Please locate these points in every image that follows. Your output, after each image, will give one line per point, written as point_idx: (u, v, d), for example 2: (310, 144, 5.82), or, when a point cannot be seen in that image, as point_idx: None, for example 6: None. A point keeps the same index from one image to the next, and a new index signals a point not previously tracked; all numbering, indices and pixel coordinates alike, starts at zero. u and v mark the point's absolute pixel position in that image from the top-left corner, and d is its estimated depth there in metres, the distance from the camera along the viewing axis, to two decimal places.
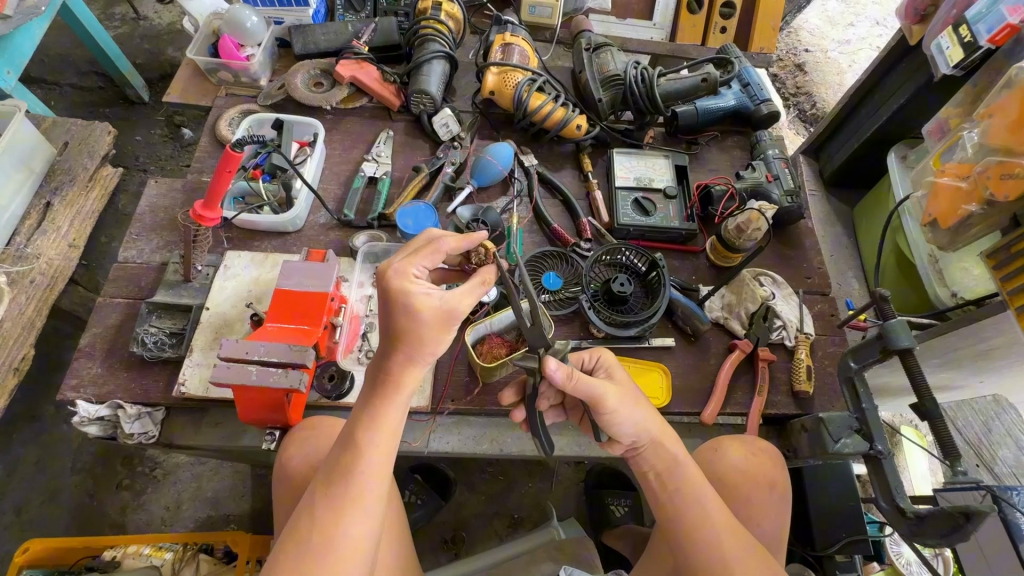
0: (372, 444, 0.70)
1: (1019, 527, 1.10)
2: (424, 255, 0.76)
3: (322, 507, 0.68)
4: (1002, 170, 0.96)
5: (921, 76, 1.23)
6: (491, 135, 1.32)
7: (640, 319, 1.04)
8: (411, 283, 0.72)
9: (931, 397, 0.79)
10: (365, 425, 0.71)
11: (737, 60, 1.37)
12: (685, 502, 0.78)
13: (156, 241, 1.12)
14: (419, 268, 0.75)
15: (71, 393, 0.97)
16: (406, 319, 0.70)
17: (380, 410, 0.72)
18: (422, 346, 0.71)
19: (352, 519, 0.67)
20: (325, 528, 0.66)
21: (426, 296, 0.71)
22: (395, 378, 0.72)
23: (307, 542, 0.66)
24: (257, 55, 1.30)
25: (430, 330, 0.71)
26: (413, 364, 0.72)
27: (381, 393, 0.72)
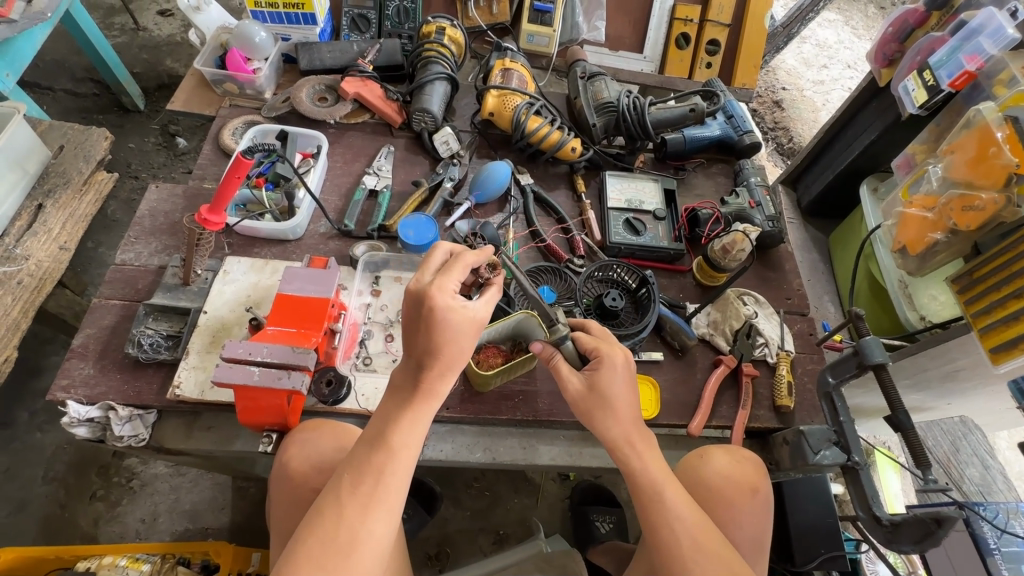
0: (400, 444, 0.73)
1: (986, 539, 1.16)
2: (462, 271, 0.79)
3: (348, 505, 0.68)
4: (963, 204, 1.05)
5: (890, 115, 1.33)
6: (489, 154, 1.37)
7: (631, 333, 1.07)
8: (451, 301, 0.75)
9: (903, 409, 0.85)
10: (398, 427, 0.74)
11: (722, 93, 1.45)
12: (659, 499, 0.82)
13: (155, 245, 1.13)
14: (453, 282, 0.77)
15: (61, 393, 0.96)
16: (450, 334, 0.75)
17: (415, 414, 0.75)
18: (459, 355, 0.77)
19: (379, 519, 0.69)
20: (352, 527, 0.67)
21: (466, 309, 0.76)
22: (430, 384, 0.76)
23: (333, 541, 0.66)
24: (263, 68, 1.34)
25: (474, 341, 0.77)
26: (449, 373, 0.77)
27: (409, 398, 0.75)
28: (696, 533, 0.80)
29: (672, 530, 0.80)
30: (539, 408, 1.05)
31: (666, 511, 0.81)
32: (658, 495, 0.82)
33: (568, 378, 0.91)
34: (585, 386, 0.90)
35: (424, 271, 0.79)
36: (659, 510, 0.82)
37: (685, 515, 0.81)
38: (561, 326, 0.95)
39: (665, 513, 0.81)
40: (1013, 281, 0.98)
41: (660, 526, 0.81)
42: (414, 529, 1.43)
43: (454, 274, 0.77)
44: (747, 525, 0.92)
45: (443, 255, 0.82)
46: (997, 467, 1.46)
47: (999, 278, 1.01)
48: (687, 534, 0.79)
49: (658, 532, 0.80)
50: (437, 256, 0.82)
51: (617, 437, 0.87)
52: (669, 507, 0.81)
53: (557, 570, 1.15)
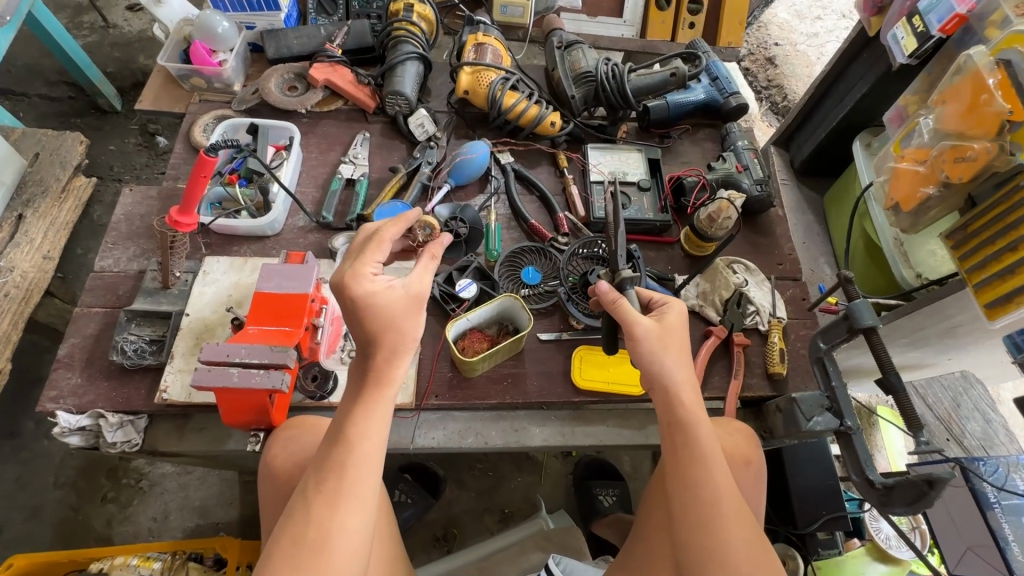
0: (364, 435, 0.72)
1: (986, 495, 1.13)
2: (380, 249, 0.81)
3: (316, 505, 0.68)
4: (956, 154, 1.00)
5: (881, 66, 1.27)
6: (467, 134, 1.34)
7: None
8: (377, 283, 0.78)
9: (895, 372, 0.84)
10: (354, 418, 0.73)
11: (704, 55, 1.40)
12: (697, 456, 0.77)
13: (133, 249, 1.12)
14: (372, 265, 0.80)
15: (50, 404, 0.96)
16: (385, 312, 0.77)
17: (368, 404, 0.74)
18: (401, 336, 0.77)
19: (349, 514, 0.68)
20: (321, 523, 0.67)
21: (389, 288, 0.78)
22: (381, 371, 0.76)
23: (303, 540, 0.66)
24: (229, 60, 1.30)
25: (408, 317, 0.77)
26: (398, 357, 0.77)
27: (365, 388, 0.75)
28: (724, 494, 0.75)
29: (714, 493, 0.75)
30: (529, 392, 1.04)
31: (703, 472, 0.76)
32: (699, 450, 0.77)
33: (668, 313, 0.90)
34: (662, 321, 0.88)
35: (346, 259, 0.82)
36: (705, 470, 0.76)
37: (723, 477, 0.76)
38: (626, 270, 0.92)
39: (703, 472, 0.76)
40: (1008, 233, 0.95)
41: (693, 482, 0.76)
42: (419, 513, 1.44)
43: (370, 257, 0.80)
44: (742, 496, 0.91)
45: (363, 236, 0.85)
46: (999, 420, 1.43)
47: (995, 230, 0.98)
48: (726, 498, 0.74)
49: (688, 489, 0.75)
50: (357, 240, 0.84)
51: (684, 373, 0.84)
52: (710, 466, 0.76)
53: (557, 547, 1.19)
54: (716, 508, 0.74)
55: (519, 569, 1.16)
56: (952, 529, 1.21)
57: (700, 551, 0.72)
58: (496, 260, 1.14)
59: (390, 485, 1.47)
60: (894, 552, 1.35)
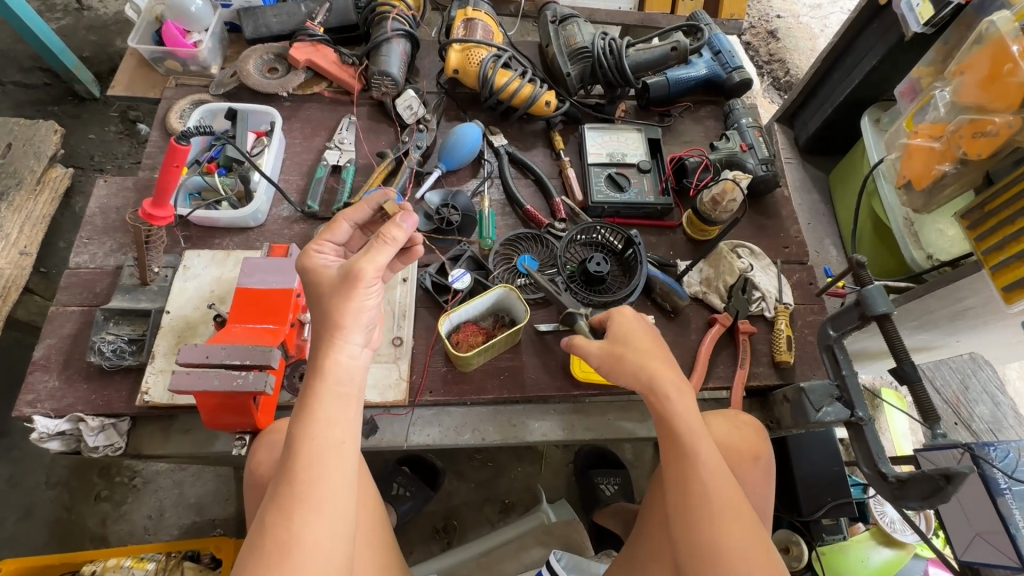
0: (312, 435, 0.66)
1: (996, 479, 1.08)
2: (333, 231, 0.80)
3: (270, 516, 0.63)
4: (974, 129, 0.96)
5: (892, 37, 1.20)
6: (458, 116, 1.27)
7: (618, 298, 1.02)
8: (317, 262, 0.76)
9: (910, 361, 0.80)
10: (300, 417, 0.67)
11: (706, 27, 1.33)
12: (690, 450, 0.72)
13: (110, 244, 1.07)
14: (321, 244, 0.79)
15: (27, 408, 0.92)
16: (319, 291, 0.73)
17: (312, 400, 0.68)
18: (336, 321, 0.70)
19: (307, 521, 0.63)
20: (279, 533, 0.62)
21: (323, 268, 0.75)
22: (320, 363, 0.70)
23: (262, 552, 0.61)
24: (205, 40, 1.23)
25: (338, 299, 0.71)
26: (333, 345, 0.70)
27: (309, 384, 0.69)
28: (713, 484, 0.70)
29: (704, 497, 0.70)
30: (527, 385, 1.01)
31: (696, 464, 0.72)
32: (691, 444, 0.73)
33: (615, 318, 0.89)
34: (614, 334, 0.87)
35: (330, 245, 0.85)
36: (693, 473, 0.71)
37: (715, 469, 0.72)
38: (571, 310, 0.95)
39: (693, 464, 0.72)
40: None
41: (685, 476, 0.72)
42: (418, 506, 1.42)
43: (318, 237, 0.79)
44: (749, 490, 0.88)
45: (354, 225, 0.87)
46: (1008, 403, 1.39)
47: (1014, 210, 0.93)
48: (717, 495, 0.70)
49: (679, 485, 0.71)
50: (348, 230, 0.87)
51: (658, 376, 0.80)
52: (700, 460, 0.72)
53: (559, 541, 1.16)
54: (708, 513, 0.69)
55: (520, 565, 1.13)
56: (959, 517, 1.17)
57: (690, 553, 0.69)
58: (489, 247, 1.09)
59: (388, 479, 1.44)
60: (898, 535, 1.33)
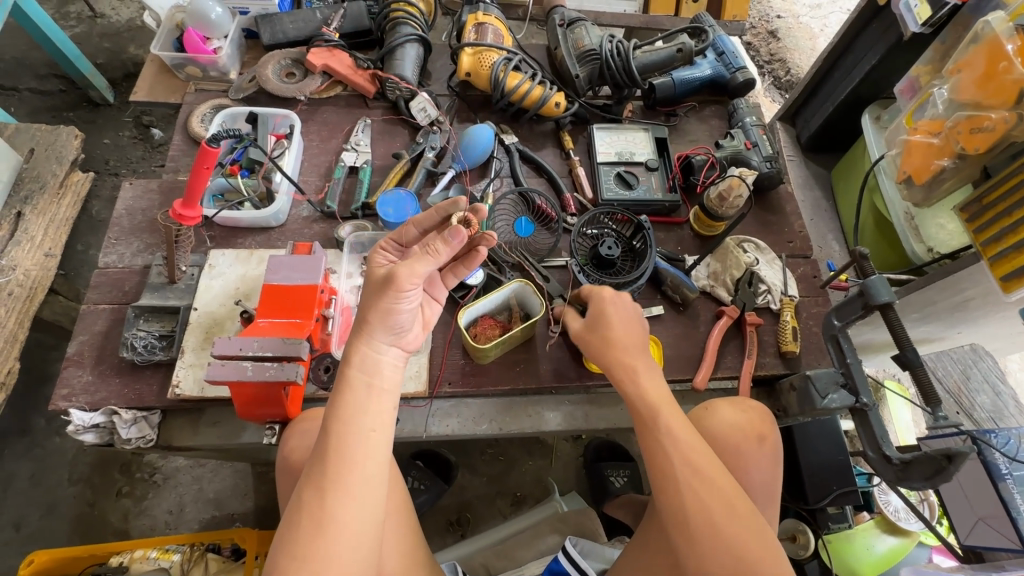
0: (346, 422, 0.69)
1: (997, 465, 1.11)
2: (404, 232, 0.86)
3: (306, 496, 0.66)
4: (971, 125, 0.99)
5: (892, 36, 1.24)
6: (470, 118, 1.31)
7: (629, 281, 1.05)
8: (376, 261, 0.81)
9: (912, 348, 0.83)
10: (336, 405, 0.71)
11: (710, 29, 1.37)
12: (653, 425, 0.78)
13: (137, 244, 1.10)
14: (386, 245, 0.84)
15: (63, 402, 0.95)
16: (366, 286, 0.78)
17: (347, 390, 0.71)
18: (372, 318, 0.74)
19: (340, 501, 0.66)
20: (314, 512, 0.65)
21: (377, 264, 0.80)
22: (353, 355, 0.73)
23: (298, 528, 0.65)
24: (224, 47, 1.27)
25: (374, 298, 0.74)
26: (366, 338, 0.73)
27: (343, 374, 0.73)
28: (683, 457, 0.75)
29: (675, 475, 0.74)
30: (542, 376, 1.04)
31: (663, 437, 0.77)
32: (655, 419, 0.79)
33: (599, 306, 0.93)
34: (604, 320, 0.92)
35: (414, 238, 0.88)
36: (660, 446, 0.77)
37: (682, 439, 0.76)
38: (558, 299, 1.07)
39: (659, 439, 0.77)
40: None
41: (656, 452, 0.76)
42: (433, 499, 1.45)
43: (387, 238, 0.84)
44: (755, 472, 0.89)
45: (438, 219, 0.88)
46: (1009, 392, 1.43)
47: (1011, 203, 0.97)
48: (680, 464, 0.74)
49: (653, 461, 0.76)
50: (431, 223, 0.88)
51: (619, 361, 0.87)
52: (663, 432, 0.77)
53: (573, 529, 1.19)
54: (684, 492, 0.73)
55: (536, 553, 1.17)
56: (962, 501, 1.20)
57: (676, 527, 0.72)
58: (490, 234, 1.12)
59: (403, 472, 1.47)
60: (903, 524, 1.36)
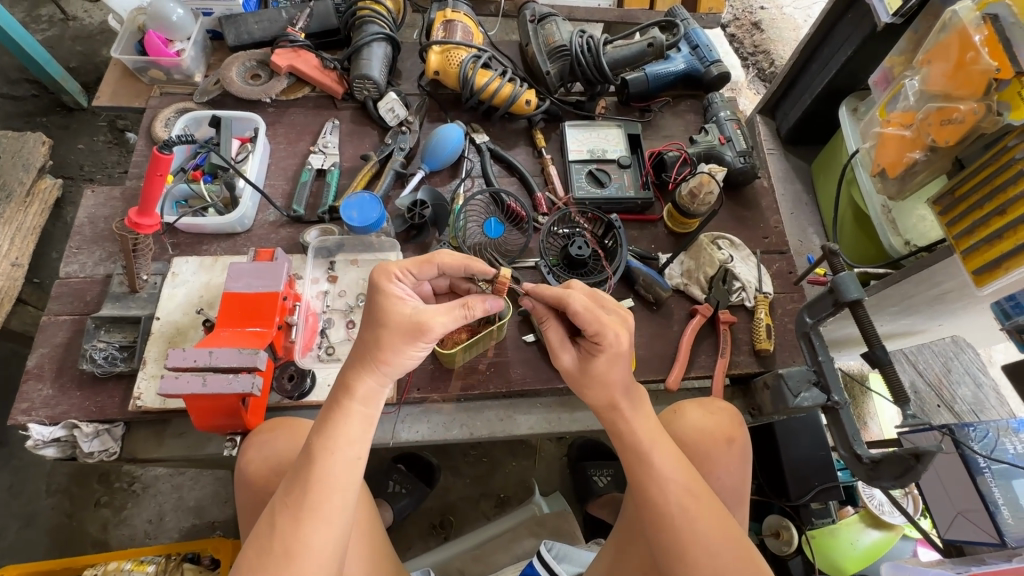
0: (328, 449, 0.68)
1: (975, 459, 1.10)
2: (422, 268, 0.77)
3: (281, 518, 0.65)
4: (942, 117, 0.98)
5: (866, 27, 1.22)
6: (440, 117, 1.29)
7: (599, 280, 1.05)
8: (393, 290, 0.73)
9: (881, 345, 0.82)
10: (321, 431, 0.69)
11: (684, 22, 1.35)
12: (643, 455, 0.74)
13: (99, 253, 1.08)
14: (405, 272, 0.75)
15: (22, 417, 0.94)
16: (381, 319, 0.72)
17: (337, 419, 0.70)
18: (379, 352, 0.71)
19: (315, 526, 0.65)
20: (287, 537, 0.64)
21: (401, 300, 0.73)
22: (348, 383, 0.72)
23: (268, 552, 0.64)
24: (187, 49, 1.24)
25: (395, 337, 0.71)
26: (366, 370, 0.72)
27: (334, 400, 0.71)
28: (678, 485, 0.72)
29: (661, 491, 0.71)
30: (513, 379, 1.03)
31: (652, 463, 0.73)
32: (643, 446, 0.74)
33: (561, 352, 0.80)
34: (579, 361, 0.80)
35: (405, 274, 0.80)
36: (648, 473, 0.73)
37: (676, 466, 0.73)
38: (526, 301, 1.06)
39: (649, 466, 0.73)
40: (996, 197, 0.93)
41: (645, 479, 0.73)
42: (414, 502, 1.44)
43: (407, 263, 0.76)
44: (724, 475, 0.88)
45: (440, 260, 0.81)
46: (990, 384, 1.40)
47: (981, 196, 0.96)
48: (673, 494, 0.71)
49: (643, 486, 0.73)
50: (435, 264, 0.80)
51: (601, 401, 0.78)
52: (654, 460, 0.73)
53: (550, 532, 1.19)
54: (666, 508, 0.70)
55: (513, 557, 1.17)
56: (941, 495, 1.20)
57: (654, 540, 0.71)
58: (461, 236, 1.11)
59: (384, 476, 1.46)
60: (887, 517, 1.34)
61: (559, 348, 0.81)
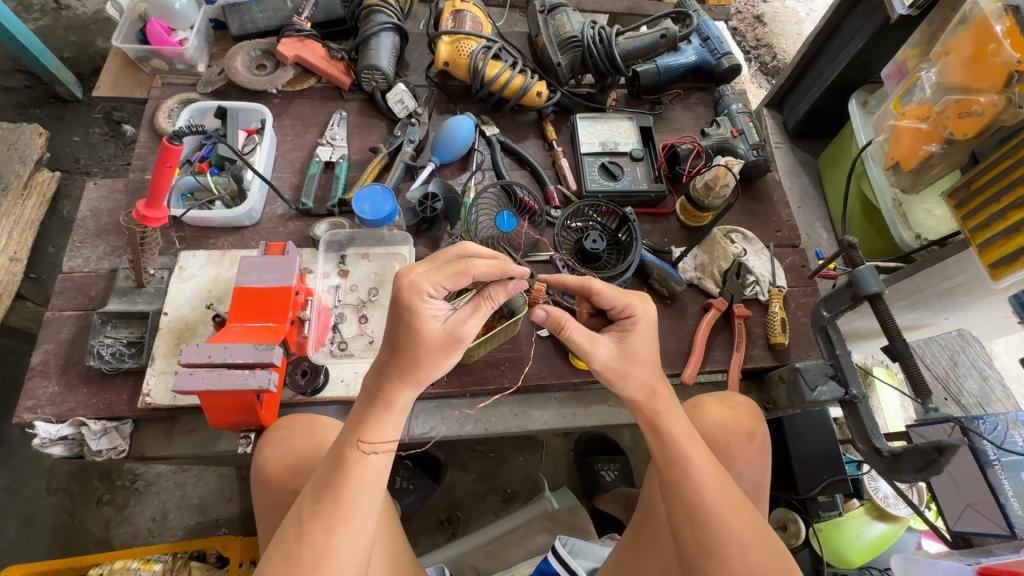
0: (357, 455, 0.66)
1: (985, 451, 1.11)
2: (453, 278, 0.68)
3: (309, 527, 0.64)
4: (960, 110, 0.98)
5: (878, 19, 1.21)
6: (449, 109, 1.27)
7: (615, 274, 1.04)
8: (424, 309, 0.66)
9: (902, 338, 0.82)
10: (352, 436, 0.67)
11: (694, 13, 1.33)
12: (678, 455, 0.73)
13: (103, 247, 1.06)
14: (437, 287, 0.67)
15: (27, 414, 0.91)
16: (412, 342, 0.66)
17: (369, 425, 0.68)
18: (416, 366, 0.67)
19: (344, 536, 0.64)
20: (316, 545, 0.63)
21: (433, 317, 0.67)
22: (386, 393, 0.68)
23: (296, 559, 0.63)
24: (190, 39, 1.21)
25: (433, 355, 0.67)
26: (402, 383, 0.68)
27: (367, 406, 0.68)
28: (714, 490, 0.71)
29: (697, 490, 0.70)
30: (528, 374, 1.02)
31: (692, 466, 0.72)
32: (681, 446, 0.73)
33: (594, 348, 0.77)
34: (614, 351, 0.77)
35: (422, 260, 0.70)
36: (686, 474, 0.72)
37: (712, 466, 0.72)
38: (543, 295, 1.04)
39: (686, 467, 0.72)
40: (1014, 190, 0.93)
41: (679, 479, 0.72)
42: (422, 498, 1.43)
43: (439, 277, 0.67)
44: (746, 470, 0.88)
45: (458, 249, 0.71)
46: (996, 377, 1.43)
47: (999, 188, 0.95)
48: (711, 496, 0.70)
49: (676, 487, 0.72)
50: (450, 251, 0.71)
51: (638, 392, 0.77)
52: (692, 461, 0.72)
53: (563, 528, 1.18)
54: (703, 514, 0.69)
55: (525, 552, 1.16)
56: (951, 489, 1.20)
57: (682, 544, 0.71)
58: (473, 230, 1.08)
59: (391, 472, 1.45)
60: (892, 510, 1.35)
61: (592, 344, 0.77)
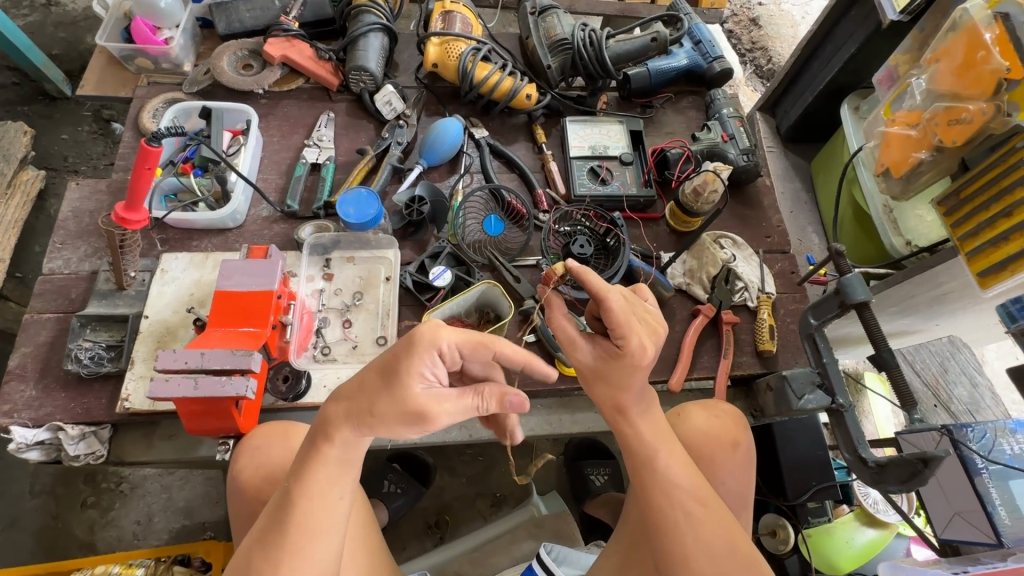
0: (319, 472, 0.66)
1: (974, 460, 1.09)
2: (469, 346, 0.64)
3: (274, 538, 0.63)
4: (949, 117, 0.97)
5: (870, 24, 1.21)
6: (438, 110, 1.26)
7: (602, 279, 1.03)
8: (421, 369, 0.61)
9: (888, 348, 0.81)
10: (306, 464, 0.66)
11: (687, 16, 1.32)
12: (652, 462, 0.72)
13: (84, 248, 1.04)
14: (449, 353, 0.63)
15: (3, 419, 0.90)
16: (389, 395, 0.62)
17: (323, 455, 0.66)
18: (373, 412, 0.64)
19: (301, 556, 0.63)
20: (276, 559, 0.63)
21: (425, 390, 0.61)
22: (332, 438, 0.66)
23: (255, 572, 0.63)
24: (176, 37, 1.20)
25: (398, 419, 0.62)
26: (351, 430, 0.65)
27: (315, 443, 0.66)
28: (688, 502, 0.70)
29: (669, 498, 0.71)
30: (514, 380, 1.01)
31: (667, 475, 0.72)
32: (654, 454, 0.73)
33: (575, 348, 0.73)
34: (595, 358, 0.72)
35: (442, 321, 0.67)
36: (660, 483, 0.71)
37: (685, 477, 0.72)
38: (529, 300, 1.03)
39: (659, 475, 0.72)
40: (1003, 198, 0.92)
41: (653, 488, 0.72)
42: (410, 502, 1.41)
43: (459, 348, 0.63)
44: (730, 480, 0.87)
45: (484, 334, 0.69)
46: (985, 384, 1.42)
47: (989, 196, 0.94)
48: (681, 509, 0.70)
49: (649, 496, 0.71)
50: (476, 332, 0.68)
51: (607, 403, 0.74)
52: (666, 469, 0.72)
53: (549, 534, 1.18)
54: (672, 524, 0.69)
55: (512, 559, 1.16)
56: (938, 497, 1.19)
57: (660, 557, 0.70)
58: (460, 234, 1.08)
59: (378, 476, 1.43)
60: (881, 516, 1.32)
61: (573, 345, 0.73)
